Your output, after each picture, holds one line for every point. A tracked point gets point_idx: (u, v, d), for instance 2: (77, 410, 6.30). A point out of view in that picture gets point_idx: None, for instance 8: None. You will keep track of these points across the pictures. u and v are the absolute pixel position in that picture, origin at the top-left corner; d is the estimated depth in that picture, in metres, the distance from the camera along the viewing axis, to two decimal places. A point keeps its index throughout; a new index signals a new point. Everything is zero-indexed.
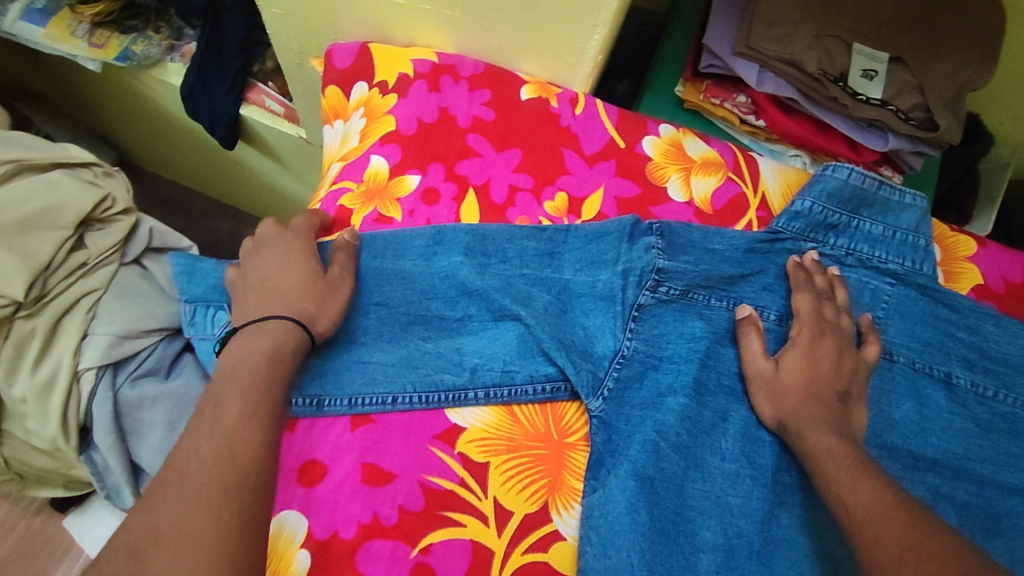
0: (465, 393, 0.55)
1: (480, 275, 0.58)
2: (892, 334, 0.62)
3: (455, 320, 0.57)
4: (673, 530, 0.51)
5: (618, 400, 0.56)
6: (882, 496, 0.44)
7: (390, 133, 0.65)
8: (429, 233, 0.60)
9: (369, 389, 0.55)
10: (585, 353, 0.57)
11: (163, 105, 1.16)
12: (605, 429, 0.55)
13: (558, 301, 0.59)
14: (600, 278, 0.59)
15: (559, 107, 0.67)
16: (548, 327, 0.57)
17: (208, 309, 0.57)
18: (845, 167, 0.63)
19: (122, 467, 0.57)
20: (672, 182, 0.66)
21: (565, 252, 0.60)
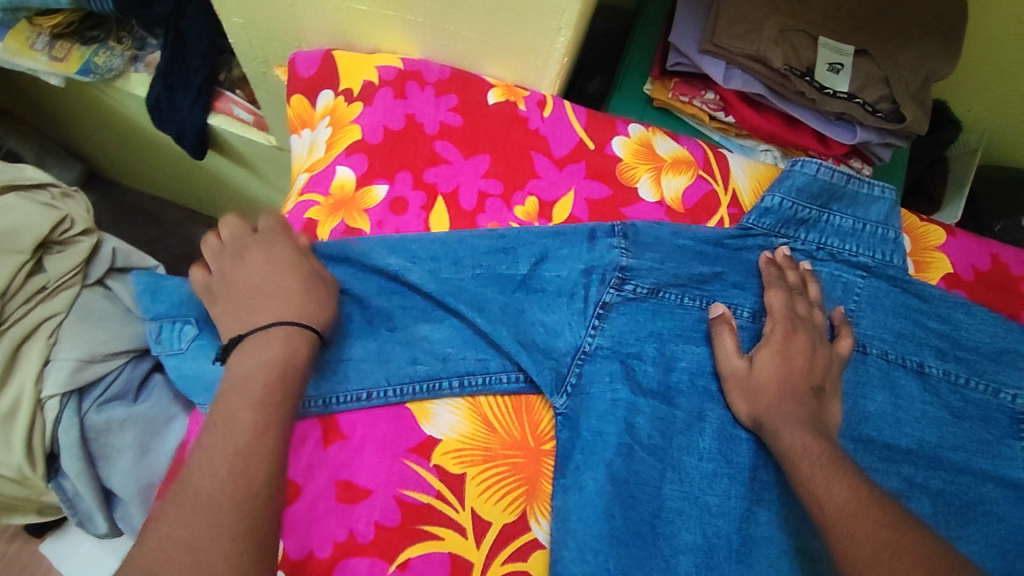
0: (440, 382, 0.55)
1: (432, 276, 0.56)
2: (865, 326, 0.63)
3: (412, 319, 0.57)
4: (651, 532, 0.51)
5: (583, 393, 0.56)
6: (857, 493, 0.45)
7: (356, 142, 0.64)
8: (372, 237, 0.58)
9: (344, 386, 0.54)
10: (546, 352, 0.56)
11: (130, 116, 1.13)
12: (571, 425, 0.55)
13: (515, 301, 0.58)
14: (560, 276, 0.59)
15: (527, 110, 0.66)
16: (508, 328, 0.56)
17: (175, 325, 0.56)
18: (814, 163, 0.63)
19: (93, 493, 0.55)
20: (642, 182, 0.65)
21: (518, 248, 0.59)
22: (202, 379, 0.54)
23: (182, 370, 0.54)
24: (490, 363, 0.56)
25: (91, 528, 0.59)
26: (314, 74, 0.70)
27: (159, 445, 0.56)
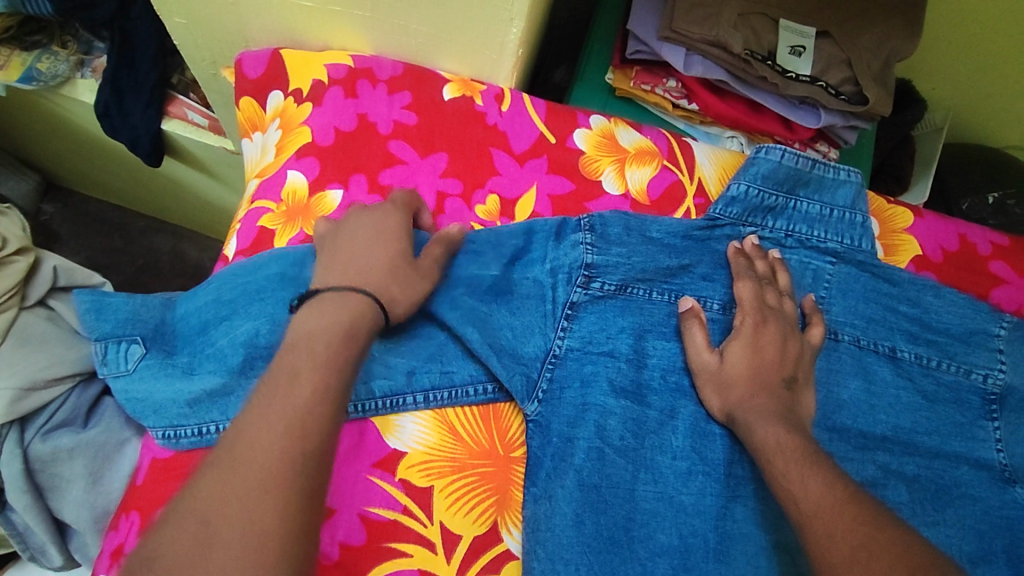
0: (404, 398, 0.53)
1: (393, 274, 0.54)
2: (836, 314, 0.62)
3: None
4: (625, 536, 0.50)
5: (555, 399, 0.54)
6: (832, 490, 0.44)
7: (306, 145, 0.61)
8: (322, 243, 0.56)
9: None
10: (515, 356, 0.54)
11: (81, 124, 1.09)
12: (542, 432, 0.53)
13: (483, 302, 0.55)
14: (526, 276, 0.57)
15: (484, 105, 0.64)
16: (477, 331, 0.54)
17: (121, 344, 0.52)
18: (778, 149, 0.62)
19: (43, 525, 0.53)
20: (606, 175, 0.64)
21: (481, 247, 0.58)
22: (150, 401, 0.51)
23: (134, 391, 0.51)
24: (458, 373, 0.54)
25: (45, 560, 0.57)
26: (262, 74, 0.67)
27: (111, 472, 0.53)
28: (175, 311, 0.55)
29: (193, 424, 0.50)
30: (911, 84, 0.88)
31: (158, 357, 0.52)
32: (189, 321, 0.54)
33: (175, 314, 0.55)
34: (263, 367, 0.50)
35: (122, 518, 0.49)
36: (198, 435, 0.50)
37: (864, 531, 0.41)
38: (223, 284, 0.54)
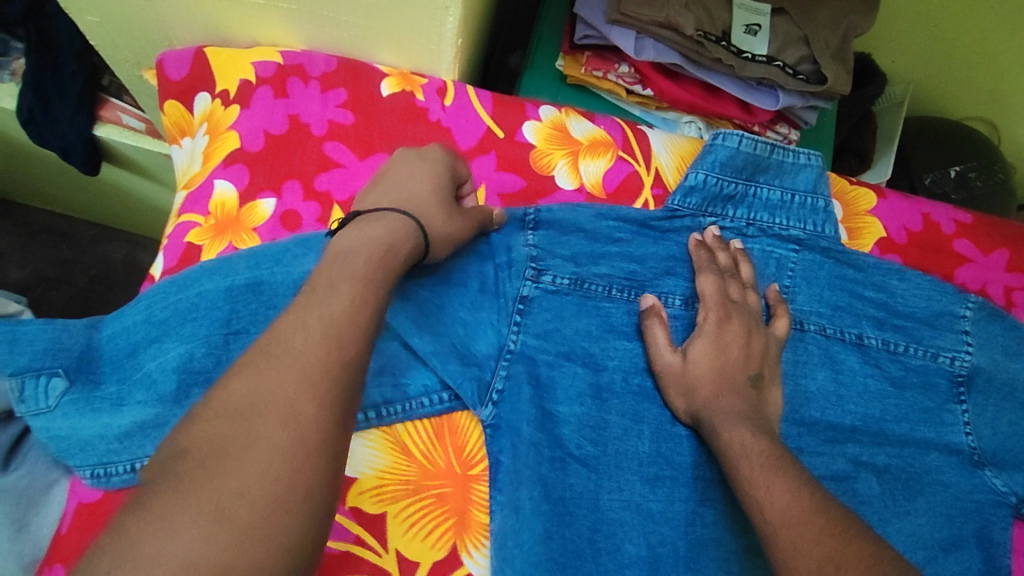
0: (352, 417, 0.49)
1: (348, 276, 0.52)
2: (801, 302, 0.60)
3: None
4: (592, 549, 0.48)
5: (508, 402, 0.51)
6: (799, 498, 0.42)
7: (234, 152, 0.57)
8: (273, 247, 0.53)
9: None
10: (465, 358, 0.51)
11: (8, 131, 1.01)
12: (496, 438, 0.50)
13: (432, 297, 0.53)
14: (474, 273, 0.55)
15: (426, 100, 0.61)
16: (427, 334, 0.51)
17: (39, 380, 0.47)
18: (735, 134, 0.60)
19: None
20: (559, 169, 0.61)
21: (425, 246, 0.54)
22: (75, 439, 0.47)
23: (60, 428, 0.47)
24: (408, 386, 0.51)
25: None
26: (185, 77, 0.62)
27: (40, 516, 0.50)
28: (101, 334, 0.51)
29: (125, 460, 0.47)
30: (871, 58, 0.87)
31: (81, 389, 0.48)
32: (117, 343, 0.50)
33: (101, 335, 0.51)
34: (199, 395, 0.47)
35: None
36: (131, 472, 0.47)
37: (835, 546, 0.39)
38: (154, 303, 0.51)
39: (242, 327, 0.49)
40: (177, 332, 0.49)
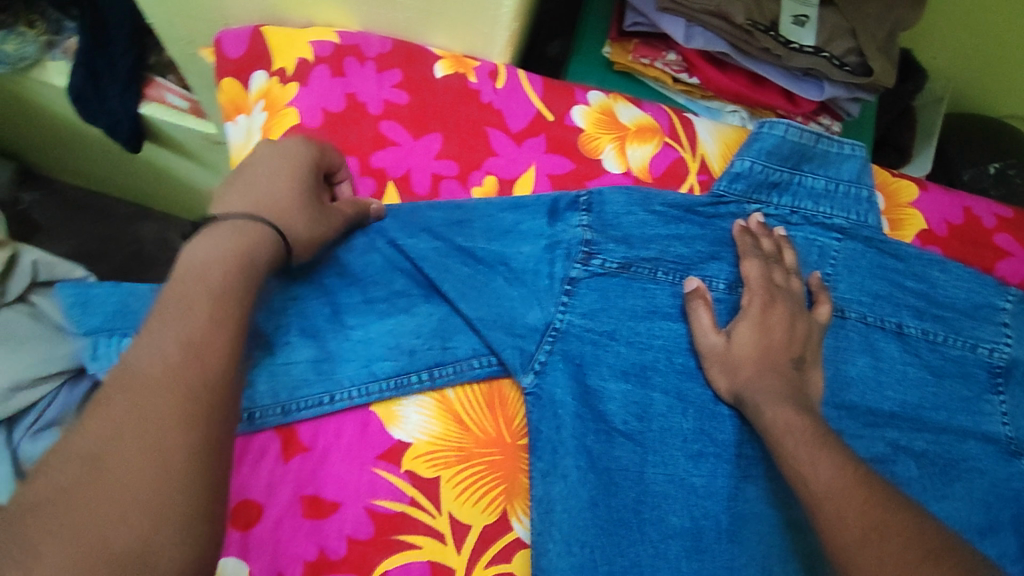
0: (408, 377, 0.52)
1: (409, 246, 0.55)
2: (842, 291, 0.61)
3: (384, 301, 0.53)
4: (637, 519, 0.50)
5: (554, 375, 0.52)
6: (844, 472, 0.43)
7: (294, 128, 0.59)
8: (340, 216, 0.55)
9: (303, 391, 0.50)
10: (513, 329, 0.53)
11: (56, 109, 1.04)
12: (540, 406, 0.51)
13: (482, 274, 0.54)
14: (524, 252, 0.56)
15: (478, 82, 0.62)
16: (477, 305, 0.53)
17: (112, 338, 0.50)
18: (782, 123, 0.60)
19: None
20: (606, 154, 0.62)
21: (476, 220, 0.56)
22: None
23: None
24: (460, 355, 0.53)
25: None
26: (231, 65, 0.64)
27: None
28: (162, 297, 0.51)
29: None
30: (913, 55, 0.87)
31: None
32: None
33: (163, 299, 0.51)
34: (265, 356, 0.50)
35: None
36: None
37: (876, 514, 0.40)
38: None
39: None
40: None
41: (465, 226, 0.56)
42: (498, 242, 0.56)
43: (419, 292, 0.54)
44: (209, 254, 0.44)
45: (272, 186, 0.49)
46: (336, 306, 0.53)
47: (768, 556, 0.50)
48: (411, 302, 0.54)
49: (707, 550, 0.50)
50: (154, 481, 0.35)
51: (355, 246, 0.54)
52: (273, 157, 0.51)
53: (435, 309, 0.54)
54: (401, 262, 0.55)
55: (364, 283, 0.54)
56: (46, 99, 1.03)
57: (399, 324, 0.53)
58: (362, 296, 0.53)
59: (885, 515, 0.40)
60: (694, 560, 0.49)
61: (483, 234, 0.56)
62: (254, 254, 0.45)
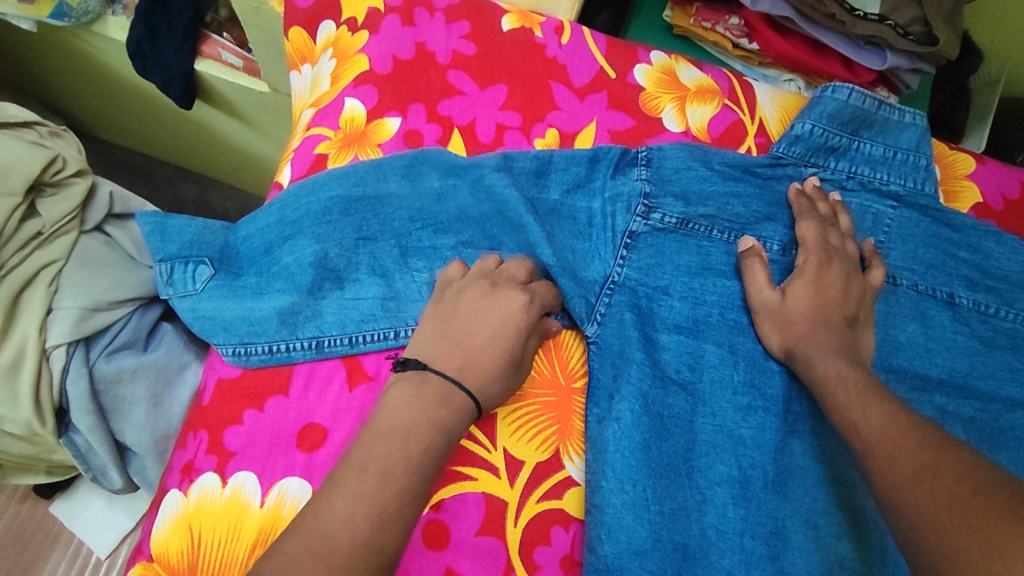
0: None
1: (475, 196, 0.55)
2: (895, 258, 0.61)
3: (449, 249, 0.55)
4: (685, 465, 0.51)
5: (612, 325, 0.54)
6: (894, 418, 0.43)
7: (363, 73, 0.60)
8: (407, 158, 0.56)
9: (370, 326, 0.51)
10: (579, 279, 0.55)
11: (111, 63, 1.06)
12: (601, 354, 0.54)
13: (545, 223, 0.56)
14: (589, 206, 0.57)
15: (544, 37, 0.64)
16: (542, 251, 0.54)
17: (188, 265, 0.53)
18: (845, 88, 0.62)
19: (107, 448, 0.54)
20: (667, 112, 0.63)
21: (552, 173, 0.57)
22: (219, 320, 0.51)
23: (204, 311, 0.51)
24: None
25: (105, 482, 0.58)
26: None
27: (172, 395, 0.55)
28: (236, 234, 0.55)
29: (263, 341, 0.50)
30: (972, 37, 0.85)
31: (223, 280, 0.52)
32: (252, 241, 0.54)
33: (236, 236, 0.55)
34: (332, 290, 0.52)
35: (190, 436, 0.50)
36: (268, 353, 0.50)
37: (924, 455, 0.40)
38: (288, 206, 0.54)
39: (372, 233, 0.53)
40: (310, 232, 0.53)
41: (530, 176, 0.57)
42: (560, 194, 0.57)
43: (477, 242, 0.55)
44: (406, 421, 0.42)
45: (488, 330, 0.48)
46: (402, 245, 0.54)
47: (818, 511, 0.50)
48: (477, 251, 0.55)
49: (757, 502, 0.50)
50: (381, 500, 0.39)
51: (421, 186, 0.55)
52: (498, 294, 0.50)
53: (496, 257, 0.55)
54: (462, 205, 0.55)
55: (429, 228, 0.55)
56: (103, 53, 1.04)
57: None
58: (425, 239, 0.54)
59: (932, 453, 0.40)
60: (745, 510, 0.50)
61: (544, 184, 0.57)
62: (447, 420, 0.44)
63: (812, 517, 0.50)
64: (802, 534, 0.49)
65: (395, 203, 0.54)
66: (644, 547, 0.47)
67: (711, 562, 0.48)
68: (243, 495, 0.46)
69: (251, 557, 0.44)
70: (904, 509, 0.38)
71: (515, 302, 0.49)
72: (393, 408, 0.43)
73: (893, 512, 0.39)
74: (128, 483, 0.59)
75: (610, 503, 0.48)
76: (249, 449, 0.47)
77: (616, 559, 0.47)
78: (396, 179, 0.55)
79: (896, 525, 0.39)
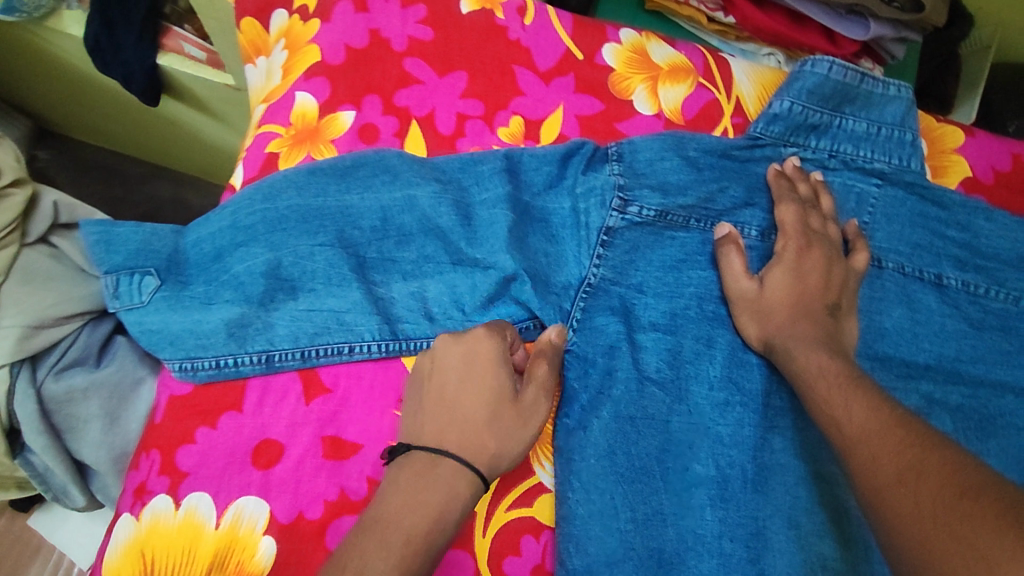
0: (425, 341, 0.51)
1: (443, 209, 0.52)
2: (880, 239, 0.58)
3: (410, 263, 0.52)
4: (659, 468, 0.49)
5: (588, 332, 0.52)
6: (878, 412, 0.41)
7: (315, 65, 0.57)
8: (372, 162, 0.53)
9: (324, 338, 0.50)
10: (549, 288, 0.53)
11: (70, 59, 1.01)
12: (582, 363, 0.51)
13: (518, 221, 0.53)
14: (559, 208, 0.55)
15: (507, 19, 0.61)
16: (512, 252, 0.51)
17: (133, 277, 0.50)
18: (825, 61, 0.58)
19: (64, 468, 0.52)
20: (638, 95, 0.60)
21: (526, 174, 0.55)
22: (166, 332, 0.49)
23: (149, 323, 0.49)
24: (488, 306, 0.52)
25: (67, 500, 0.57)
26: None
27: (128, 411, 0.53)
28: (186, 238, 0.52)
29: (211, 356, 0.49)
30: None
31: (169, 289, 0.49)
32: (202, 247, 0.51)
33: (187, 240, 0.52)
34: (285, 301, 0.50)
35: (143, 456, 0.49)
36: (216, 368, 0.49)
37: (909, 450, 0.38)
38: (240, 209, 0.51)
39: (329, 240, 0.50)
40: (262, 238, 0.50)
41: (493, 171, 0.54)
42: (525, 188, 0.55)
43: (436, 241, 0.52)
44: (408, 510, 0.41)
45: (471, 392, 0.47)
46: (359, 253, 0.51)
47: (800, 511, 0.49)
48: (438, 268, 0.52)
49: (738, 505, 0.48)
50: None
51: (380, 186, 0.52)
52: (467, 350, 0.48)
53: (457, 260, 0.52)
54: (422, 202, 0.52)
55: (389, 228, 0.52)
56: (61, 48, 1.00)
57: (429, 284, 0.52)
58: (387, 242, 0.52)
59: (912, 446, 0.38)
60: (724, 514, 0.48)
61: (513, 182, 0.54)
62: (445, 491, 0.42)
63: (794, 516, 0.48)
64: (784, 536, 0.48)
65: (358, 214, 0.51)
66: (616, 556, 0.46)
67: (690, 569, 0.47)
68: (198, 516, 0.46)
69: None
70: (884, 511, 0.36)
71: (490, 355, 0.48)
72: (393, 496, 0.42)
73: (875, 507, 0.36)
74: (90, 497, 0.57)
75: (580, 512, 0.47)
76: (202, 469, 0.48)
77: (587, 569, 0.46)
78: (361, 187, 0.52)
79: (878, 520, 0.36)
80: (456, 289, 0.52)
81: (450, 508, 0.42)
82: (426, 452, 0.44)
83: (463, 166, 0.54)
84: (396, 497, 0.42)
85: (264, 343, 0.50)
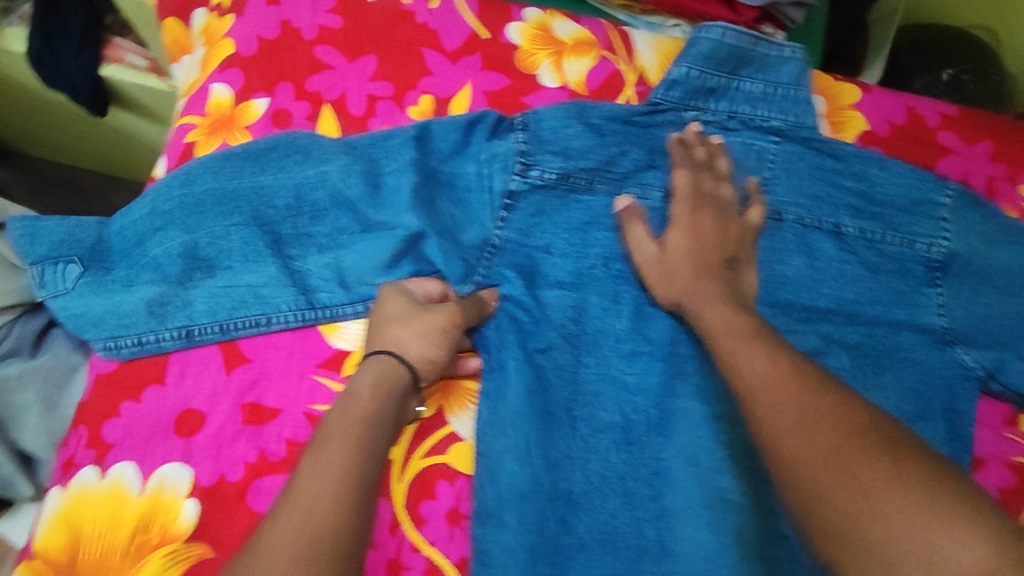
0: (343, 308, 0.72)
1: (347, 182, 0.72)
2: (780, 193, 0.72)
3: (321, 236, 0.73)
4: (569, 416, 0.68)
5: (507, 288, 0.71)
6: (775, 365, 0.52)
7: (231, 55, 0.78)
8: (287, 142, 0.74)
9: (242, 312, 0.71)
10: (457, 241, 0.72)
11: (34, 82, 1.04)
12: (516, 326, 0.70)
13: (424, 188, 0.72)
14: (467, 172, 0.74)
15: (414, 4, 0.80)
16: (428, 219, 0.71)
17: (57, 265, 0.72)
18: (718, 28, 0.72)
19: None
20: (543, 69, 0.78)
21: (435, 141, 0.74)
22: (89, 315, 0.72)
23: (139, 303, 0.71)
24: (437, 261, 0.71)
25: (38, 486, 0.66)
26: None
27: None
28: (110, 228, 0.74)
29: (133, 334, 0.71)
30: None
31: (172, 288, 0.72)
32: (123, 235, 0.74)
33: (111, 230, 0.74)
34: (201, 275, 0.72)
35: (72, 430, 0.70)
36: (180, 338, 0.71)
37: (799, 406, 0.49)
38: (159, 199, 0.73)
39: (253, 219, 0.72)
40: (181, 220, 0.72)
41: (401, 144, 0.73)
42: (422, 166, 0.73)
43: (342, 212, 0.73)
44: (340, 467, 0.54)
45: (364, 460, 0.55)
46: (276, 228, 0.73)
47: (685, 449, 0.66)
48: (351, 237, 0.73)
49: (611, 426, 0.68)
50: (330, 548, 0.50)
51: (304, 167, 0.73)
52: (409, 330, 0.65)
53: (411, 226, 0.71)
54: (331, 175, 0.73)
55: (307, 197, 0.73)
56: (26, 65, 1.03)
57: (351, 228, 0.73)
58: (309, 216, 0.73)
59: (805, 399, 0.49)
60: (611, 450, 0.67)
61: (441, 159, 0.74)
62: (371, 435, 0.57)
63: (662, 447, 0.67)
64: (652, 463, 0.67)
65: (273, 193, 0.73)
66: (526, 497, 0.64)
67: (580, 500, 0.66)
68: (122, 485, 0.67)
69: (129, 548, 0.64)
70: (779, 445, 0.48)
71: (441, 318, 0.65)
72: (329, 446, 0.56)
73: (769, 451, 0.49)
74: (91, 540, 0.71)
75: (505, 464, 0.65)
76: (127, 440, 0.69)
77: (509, 520, 0.63)
78: (275, 169, 0.73)
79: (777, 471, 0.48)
80: (365, 241, 0.73)
81: (374, 468, 0.55)
82: (353, 396, 0.60)
83: (381, 140, 0.74)
84: (324, 453, 0.55)
85: (222, 290, 0.72)
